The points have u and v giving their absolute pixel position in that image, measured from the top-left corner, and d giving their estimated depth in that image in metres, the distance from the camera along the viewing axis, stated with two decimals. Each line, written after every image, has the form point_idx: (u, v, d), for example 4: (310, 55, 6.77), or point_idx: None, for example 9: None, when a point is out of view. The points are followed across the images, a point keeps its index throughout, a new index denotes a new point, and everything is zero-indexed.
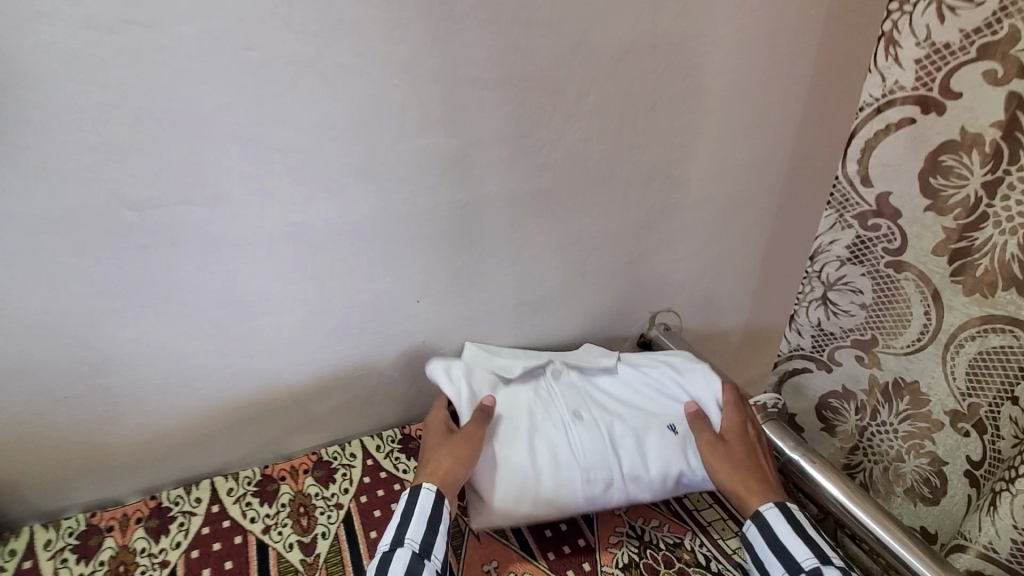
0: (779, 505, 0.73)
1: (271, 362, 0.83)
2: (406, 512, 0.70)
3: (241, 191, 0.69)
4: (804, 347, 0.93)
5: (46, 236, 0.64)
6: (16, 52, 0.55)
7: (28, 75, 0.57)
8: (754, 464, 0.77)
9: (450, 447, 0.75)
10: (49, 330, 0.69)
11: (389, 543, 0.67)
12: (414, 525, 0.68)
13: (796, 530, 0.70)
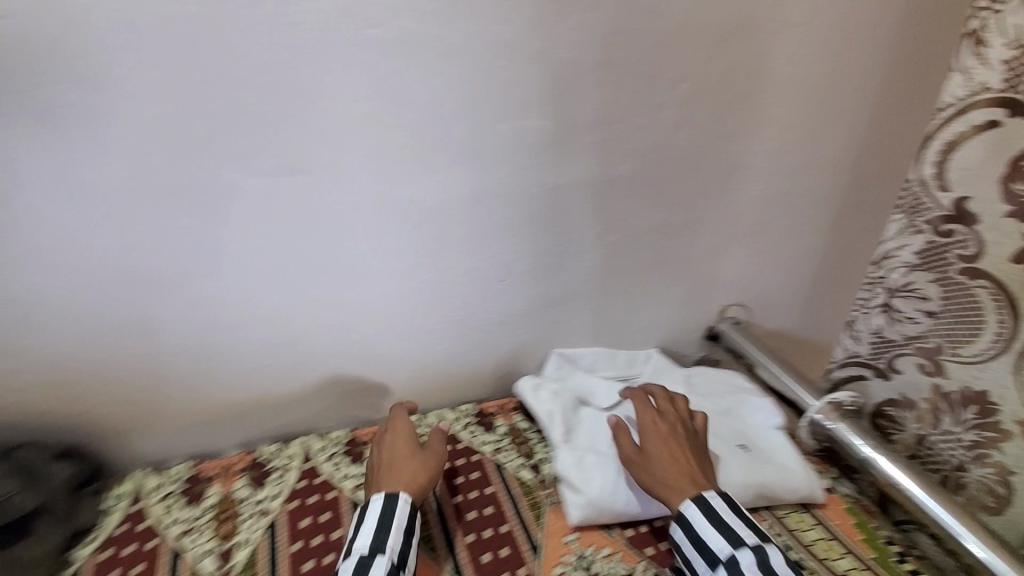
0: (699, 501, 0.70)
1: (359, 334, 0.84)
2: (383, 518, 0.66)
3: (351, 162, 0.71)
4: (862, 354, 0.91)
5: (175, 196, 0.68)
6: (167, 19, 0.59)
7: (175, 41, 0.60)
8: (675, 461, 0.75)
9: (419, 461, 0.75)
10: (167, 284, 0.73)
11: (363, 549, 0.63)
12: (394, 533, 0.65)
13: (710, 522, 0.68)
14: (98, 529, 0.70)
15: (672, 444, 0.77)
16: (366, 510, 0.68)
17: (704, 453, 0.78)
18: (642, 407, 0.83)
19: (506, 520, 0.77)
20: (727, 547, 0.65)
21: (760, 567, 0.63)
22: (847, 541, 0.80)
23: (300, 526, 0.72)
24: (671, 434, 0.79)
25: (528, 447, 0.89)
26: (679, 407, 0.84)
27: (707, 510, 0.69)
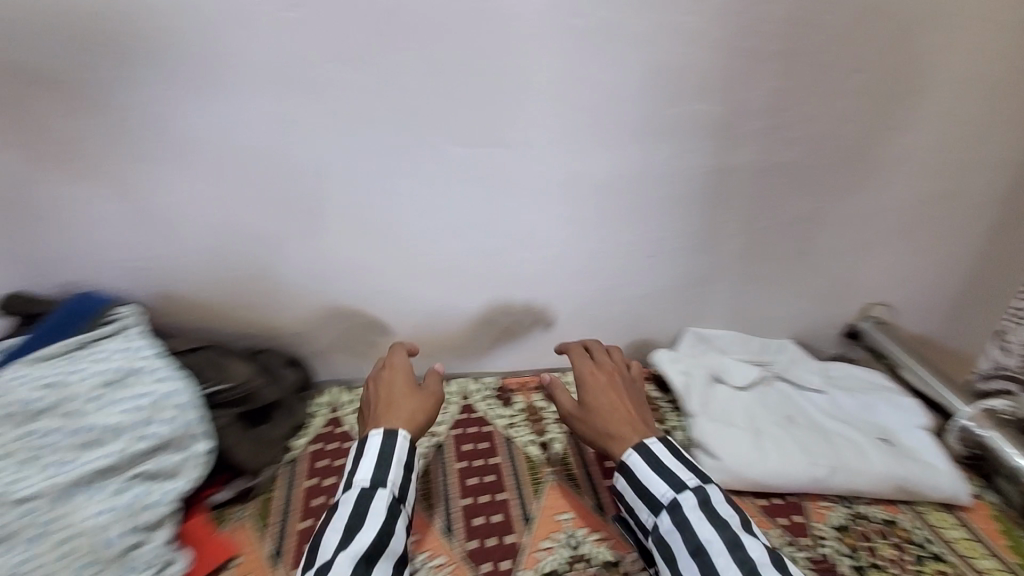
0: (641, 449, 0.67)
1: (522, 296, 0.92)
2: (384, 453, 0.65)
3: (541, 139, 0.79)
4: (1010, 367, 0.89)
5: (390, 163, 0.77)
6: (408, 9, 0.67)
7: (410, 29, 0.68)
8: (615, 410, 0.74)
9: (420, 400, 0.75)
10: (374, 236, 0.82)
11: (365, 481, 0.63)
12: (394, 467, 0.65)
13: (652, 468, 0.65)
14: (306, 429, 0.83)
15: (618, 397, 0.76)
16: (364, 445, 0.67)
17: (644, 404, 0.78)
18: (586, 361, 0.82)
19: None
20: (669, 492, 0.63)
21: (700, 507, 0.61)
22: (993, 545, 0.79)
23: (464, 449, 0.86)
24: (610, 384, 0.78)
25: (660, 414, 0.94)
26: (619, 360, 0.86)
27: (652, 457, 0.66)
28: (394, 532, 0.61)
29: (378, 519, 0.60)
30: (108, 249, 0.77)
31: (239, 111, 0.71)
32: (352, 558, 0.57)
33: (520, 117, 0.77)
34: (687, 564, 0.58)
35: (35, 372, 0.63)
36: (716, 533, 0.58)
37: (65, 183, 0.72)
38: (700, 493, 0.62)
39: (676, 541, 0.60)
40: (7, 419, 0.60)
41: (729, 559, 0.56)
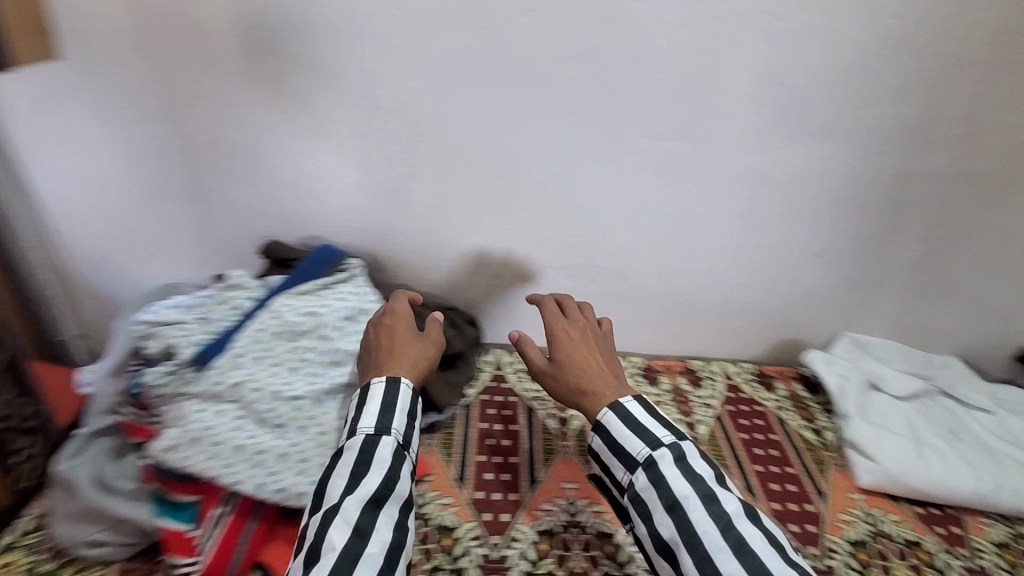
0: (616, 407, 0.64)
1: (678, 282, 0.97)
2: (388, 398, 0.65)
3: (723, 133, 0.83)
4: None
5: (578, 150, 0.84)
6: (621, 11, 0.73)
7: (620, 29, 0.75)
8: (584, 364, 0.72)
9: (421, 346, 0.74)
10: (553, 217, 0.89)
11: (369, 429, 0.61)
12: (398, 415, 0.64)
13: (628, 427, 0.62)
14: (477, 378, 0.96)
15: (590, 350, 0.76)
16: (367, 393, 0.65)
17: (615, 357, 0.78)
18: (555, 315, 0.81)
19: (791, 464, 0.89)
20: (644, 449, 0.60)
21: (676, 463, 0.58)
22: None
23: None
24: (582, 340, 0.77)
25: (809, 412, 0.98)
26: (586, 313, 0.83)
27: (629, 411, 0.63)
28: (399, 478, 0.60)
29: (383, 464, 0.59)
30: (331, 211, 0.90)
31: (459, 98, 0.79)
32: (359, 501, 0.56)
33: (710, 114, 0.81)
34: (661, 519, 0.56)
35: (298, 304, 0.81)
36: (692, 488, 0.56)
37: (308, 153, 0.85)
38: (670, 447, 0.59)
39: (653, 497, 0.57)
40: (281, 335, 0.78)
41: (705, 513, 0.55)
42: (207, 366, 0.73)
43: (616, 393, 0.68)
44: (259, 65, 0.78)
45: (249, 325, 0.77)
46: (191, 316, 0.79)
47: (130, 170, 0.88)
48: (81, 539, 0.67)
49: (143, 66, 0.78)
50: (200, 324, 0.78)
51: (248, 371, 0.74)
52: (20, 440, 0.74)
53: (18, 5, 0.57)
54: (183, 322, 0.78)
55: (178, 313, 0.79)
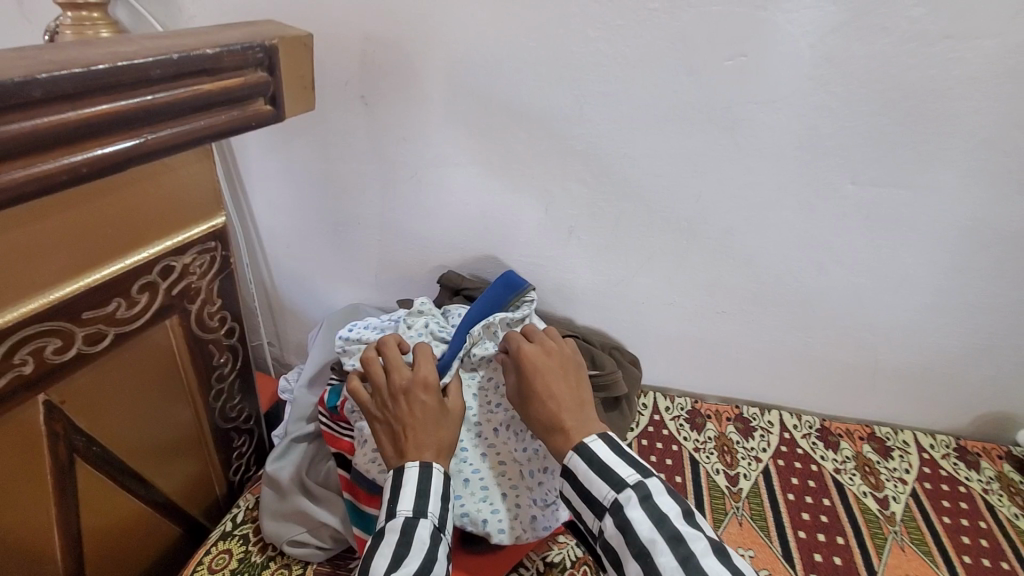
0: (581, 449, 0.64)
1: (864, 338, 0.90)
2: (423, 482, 0.65)
3: (943, 183, 0.76)
4: None
5: (771, 196, 0.81)
6: (840, 57, 0.70)
7: (836, 75, 0.71)
8: (549, 398, 0.70)
9: (450, 425, 0.72)
10: (734, 263, 0.87)
11: (408, 511, 0.62)
12: (434, 499, 0.64)
13: (593, 469, 0.62)
14: (634, 423, 0.93)
15: (558, 377, 0.72)
16: (400, 476, 0.65)
17: (583, 383, 0.73)
18: (519, 340, 0.75)
19: (1008, 559, 0.77)
20: (610, 493, 0.60)
21: (640, 504, 0.58)
22: None
23: (790, 481, 0.84)
24: (548, 369, 0.72)
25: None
26: (556, 337, 0.79)
27: (588, 452, 0.64)
28: (438, 558, 0.60)
29: (423, 544, 0.60)
30: (508, 246, 0.94)
31: (652, 144, 0.80)
32: None
33: (930, 162, 0.75)
34: (630, 566, 0.56)
35: (489, 334, 0.81)
36: (657, 531, 0.56)
37: (494, 192, 0.89)
38: (633, 487, 0.59)
39: (621, 544, 0.58)
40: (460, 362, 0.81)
41: (671, 556, 0.54)
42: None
43: (582, 432, 0.66)
44: (463, 112, 0.83)
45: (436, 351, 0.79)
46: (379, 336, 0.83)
47: (334, 205, 0.97)
48: (286, 536, 0.73)
49: (360, 112, 0.87)
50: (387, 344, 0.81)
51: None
52: (239, 438, 0.85)
53: (294, 66, 0.66)
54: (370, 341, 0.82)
55: (366, 332, 0.84)
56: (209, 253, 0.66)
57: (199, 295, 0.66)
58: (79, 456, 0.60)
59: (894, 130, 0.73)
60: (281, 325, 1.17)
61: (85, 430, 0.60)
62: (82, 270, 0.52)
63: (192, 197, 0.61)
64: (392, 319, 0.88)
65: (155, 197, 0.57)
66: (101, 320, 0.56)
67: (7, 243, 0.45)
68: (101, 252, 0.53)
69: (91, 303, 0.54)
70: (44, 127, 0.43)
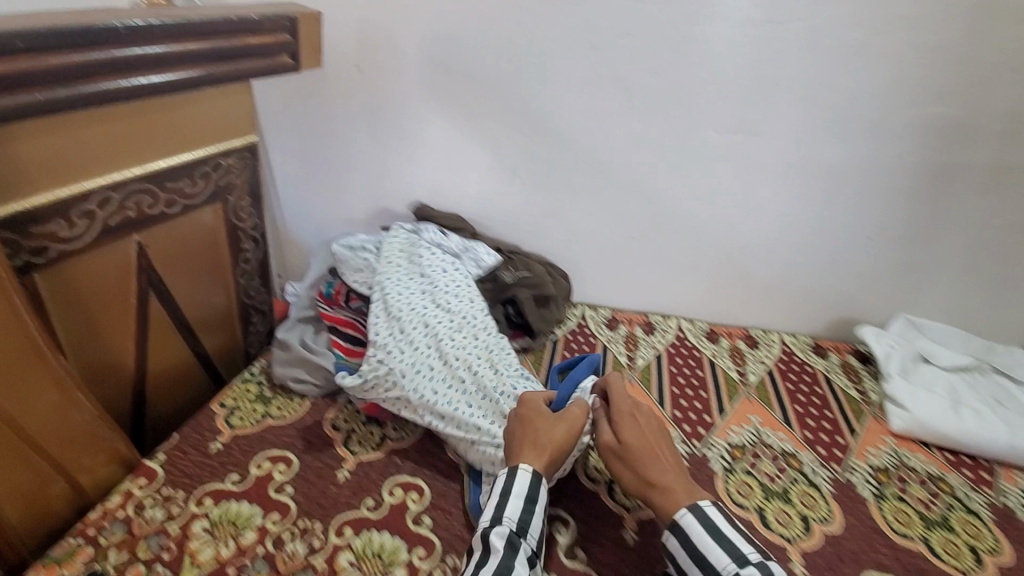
0: (695, 510, 0.65)
1: (738, 257, 1.15)
2: (506, 492, 0.69)
3: (779, 129, 1.01)
4: None
5: (657, 141, 1.07)
6: (691, 35, 0.97)
7: (691, 48, 0.98)
8: (653, 456, 0.71)
9: (563, 430, 0.76)
10: (634, 195, 1.13)
11: (487, 521, 0.67)
12: (512, 501, 0.68)
13: (709, 535, 0.63)
14: (564, 323, 1.19)
15: (657, 437, 0.75)
16: (495, 488, 0.71)
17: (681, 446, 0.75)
18: (621, 389, 0.80)
19: (830, 409, 0.98)
20: (729, 565, 0.60)
21: None
22: None
23: (675, 360, 1.10)
24: (651, 426, 0.76)
25: (858, 377, 1.06)
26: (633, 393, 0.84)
27: (707, 521, 0.64)
28: (515, 565, 0.63)
29: (498, 553, 0.63)
30: (468, 185, 1.22)
31: (567, 101, 1.08)
32: None
33: (766, 113, 1.00)
34: None
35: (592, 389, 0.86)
36: None
37: (455, 140, 1.18)
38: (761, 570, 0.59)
39: None
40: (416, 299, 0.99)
41: None
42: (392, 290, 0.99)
43: (690, 495, 0.67)
44: (430, 78, 1.12)
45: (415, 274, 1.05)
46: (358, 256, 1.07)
47: (335, 151, 1.26)
48: (290, 376, 1.00)
49: (355, 77, 1.16)
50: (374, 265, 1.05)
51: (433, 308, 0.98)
52: (256, 316, 1.14)
53: (310, 36, 0.95)
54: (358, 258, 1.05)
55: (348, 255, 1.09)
56: (245, 158, 0.99)
57: (234, 191, 0.98)
58: (154, 293, 0.89)
59: (739, 87, 0.99)
60: (291, 258, 1.44)
61: (159, 273, 0.89)
62: (165, 154, 0.83)
63: (233, 119, 0.94)
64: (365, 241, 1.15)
65: (212, 115, 0.90)
66: (175, 192, 0.87)
67: (127, 125, 0.76)
68: (175, 146, 0.85)
69: (171, 176, 0.85)
70: (164, 52, 0.73)
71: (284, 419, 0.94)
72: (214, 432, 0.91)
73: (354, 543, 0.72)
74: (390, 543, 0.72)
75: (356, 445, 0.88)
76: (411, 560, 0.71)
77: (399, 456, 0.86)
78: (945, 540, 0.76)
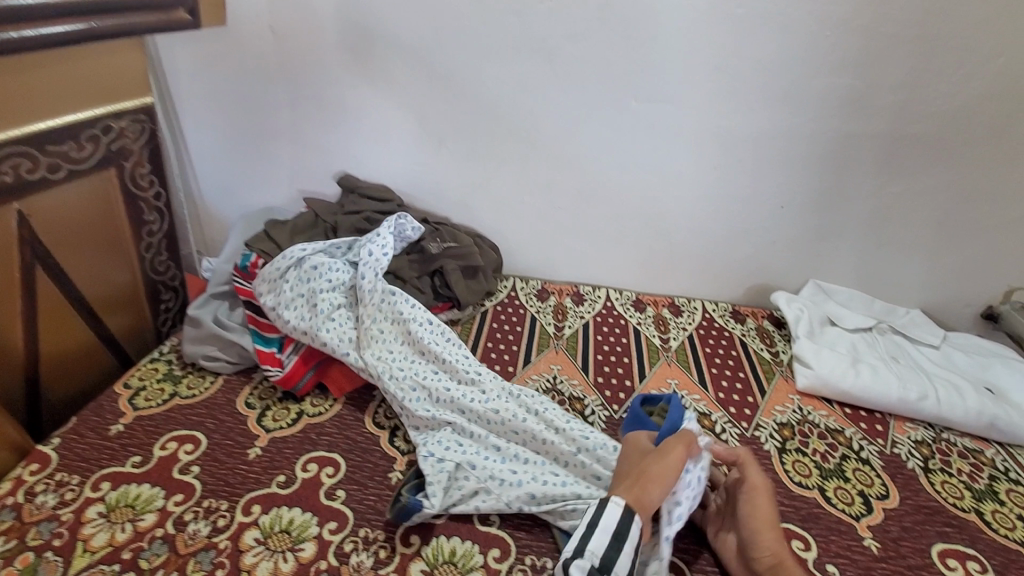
0: None
1: (662, 226, 1.17)
2: (592, 519, 0.61)
3: (696, 98, 1.02)
4: None
5: (579, 109, 1.07)
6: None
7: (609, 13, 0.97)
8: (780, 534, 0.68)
9: (665, 460, 0.67)
10: (560, 164, 1.13)
11: (568, 552, 0.60)
12: (597, 534, 0.60)
13: None
14: (494, 294, 1.19)
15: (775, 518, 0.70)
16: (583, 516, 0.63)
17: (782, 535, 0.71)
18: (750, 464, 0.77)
19: (743, 371, 1.02)
20: None
21: None
22: None
23: (601, 328, 1.12)
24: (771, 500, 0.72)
25: (771, 340, 1.11)
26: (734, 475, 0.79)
27: None
28: None
29: None
30: (394, 154, 1.18)
31: (489, 67, 1.06)
32: None
33: (684, 82, 1.01)
34: None
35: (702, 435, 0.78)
36: None
37: (378, 107, 1.13)
38: None
39: None
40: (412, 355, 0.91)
41: None
42: (394, 375, 0.87)
43: None
44: (348, 40, 1.07)
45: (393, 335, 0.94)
46: (308, 313, 0.92)
47: (250, 119, 1.19)
48: (201, 354, 0.95)
49: (269, 38, 1.09)
50: (341, 326, 0.92)
51: (458, 384, 0.87)
52: (167, 293, 1.08)
53: None
54: (324, 324, 0.91)
55: (287, 311, 0.92)
56: (140, 124, 0.94)
57: (132, 156, 0.94)
58: (40, 266, 0.83)
59: (658, 55, 0.99)
60: (210, 233, 1.37)
61: (49, 247, 0.83)
62: (40, 116, 0.78)
63: (117, 79, 0.89)
64: (283, 268, 0.95)
65: (94, 74, 0.84)
66: (59, 156, 0.81)
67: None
68: (46, 107, 0.78)
69: (55, 139, 0.80)
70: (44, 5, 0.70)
71: (194, 396, 0.90)
72: (116, 414, 0.86)
73: (262, 520, 0.70)
74: (301, 518, 0.71)
75: (271, 421, 0.86)
76: (321, 534, 0.69)
77: (315, 431, 0.84)
78: (838, 488, 0.80)
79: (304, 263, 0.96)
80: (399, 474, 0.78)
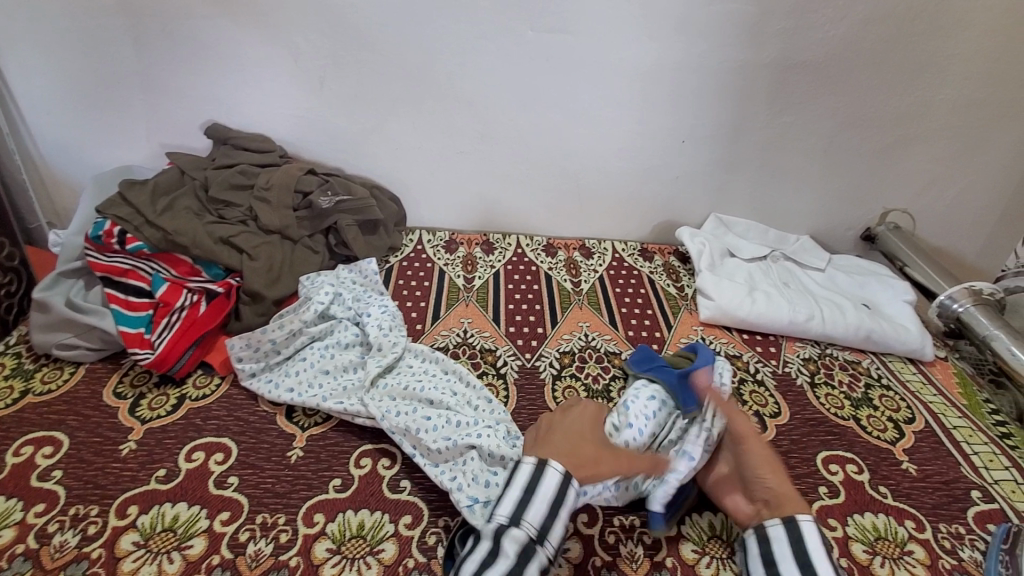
0: (789, 522, 0.59)
1: (570, 164, 1.13)
2: (530, 488, 0.61)
3: (596, 27, 0.97)
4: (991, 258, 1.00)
5: (476, 42, 0.98)
6: None
7: None
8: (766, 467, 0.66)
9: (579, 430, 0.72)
10: (459, 104, 1.05)
11: (503, 517, 0.59)
12: (535, 505, 0.60)
13: (796, 553, 0.57)
14: (399, 250, 1.12)
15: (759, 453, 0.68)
16: (516, 479, 0.63)
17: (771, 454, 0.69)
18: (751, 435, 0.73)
19: (651, 307, 1.04)
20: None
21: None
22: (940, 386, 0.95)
23: (512, 277, 1.09)
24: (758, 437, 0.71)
25: (677, 276, 1.13)
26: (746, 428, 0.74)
27: (797, 537, 0.58)
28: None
29: (511, 558, 0.56)
30: (271, 99, 1.05)
31: None
32: None
33: (583, 10, 0.95)
34: None
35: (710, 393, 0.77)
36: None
37: (244, 44, 0.98)
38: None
39: None
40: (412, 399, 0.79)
41: None
42: (403, 411, 0.75)
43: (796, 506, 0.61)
44: None
45: (399, 378, 0.82)
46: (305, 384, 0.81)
47: (86, 61, 1.00)
48: (54, 342, 0.82)
49: None
50: (341, 377, 0.82)
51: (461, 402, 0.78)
52: (5, 275, 0.92)
53: None
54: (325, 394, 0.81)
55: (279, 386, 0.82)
56: None
57: None
58: None
59: None
60: (59, 201, 1.17)
61: None
62: None
63: None
64: (279, 340, 0.84)
65: None
66: None
67: None
68: None
69: None
70: None
71: (51, 392, 0.78)
72: None
73: (140, 521, 0.63)
74: (187, 513, 0.64)
75: (147, 410, 0.77)
76: (212, 526, 0.63)
77: (201, 415, 0.76)
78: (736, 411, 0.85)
79: (301, 334, 0.86)
80: (299, 452, 0.72)
